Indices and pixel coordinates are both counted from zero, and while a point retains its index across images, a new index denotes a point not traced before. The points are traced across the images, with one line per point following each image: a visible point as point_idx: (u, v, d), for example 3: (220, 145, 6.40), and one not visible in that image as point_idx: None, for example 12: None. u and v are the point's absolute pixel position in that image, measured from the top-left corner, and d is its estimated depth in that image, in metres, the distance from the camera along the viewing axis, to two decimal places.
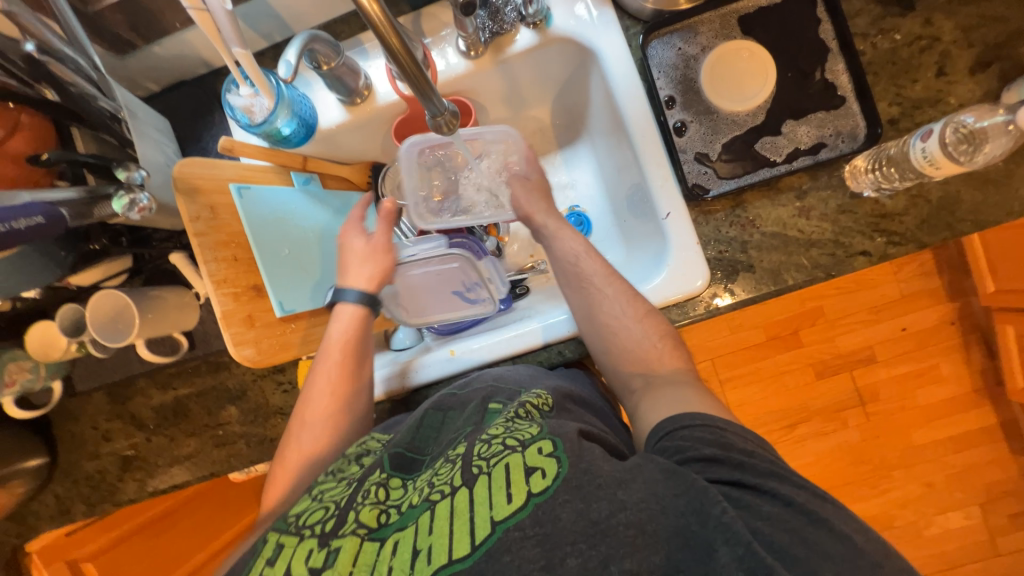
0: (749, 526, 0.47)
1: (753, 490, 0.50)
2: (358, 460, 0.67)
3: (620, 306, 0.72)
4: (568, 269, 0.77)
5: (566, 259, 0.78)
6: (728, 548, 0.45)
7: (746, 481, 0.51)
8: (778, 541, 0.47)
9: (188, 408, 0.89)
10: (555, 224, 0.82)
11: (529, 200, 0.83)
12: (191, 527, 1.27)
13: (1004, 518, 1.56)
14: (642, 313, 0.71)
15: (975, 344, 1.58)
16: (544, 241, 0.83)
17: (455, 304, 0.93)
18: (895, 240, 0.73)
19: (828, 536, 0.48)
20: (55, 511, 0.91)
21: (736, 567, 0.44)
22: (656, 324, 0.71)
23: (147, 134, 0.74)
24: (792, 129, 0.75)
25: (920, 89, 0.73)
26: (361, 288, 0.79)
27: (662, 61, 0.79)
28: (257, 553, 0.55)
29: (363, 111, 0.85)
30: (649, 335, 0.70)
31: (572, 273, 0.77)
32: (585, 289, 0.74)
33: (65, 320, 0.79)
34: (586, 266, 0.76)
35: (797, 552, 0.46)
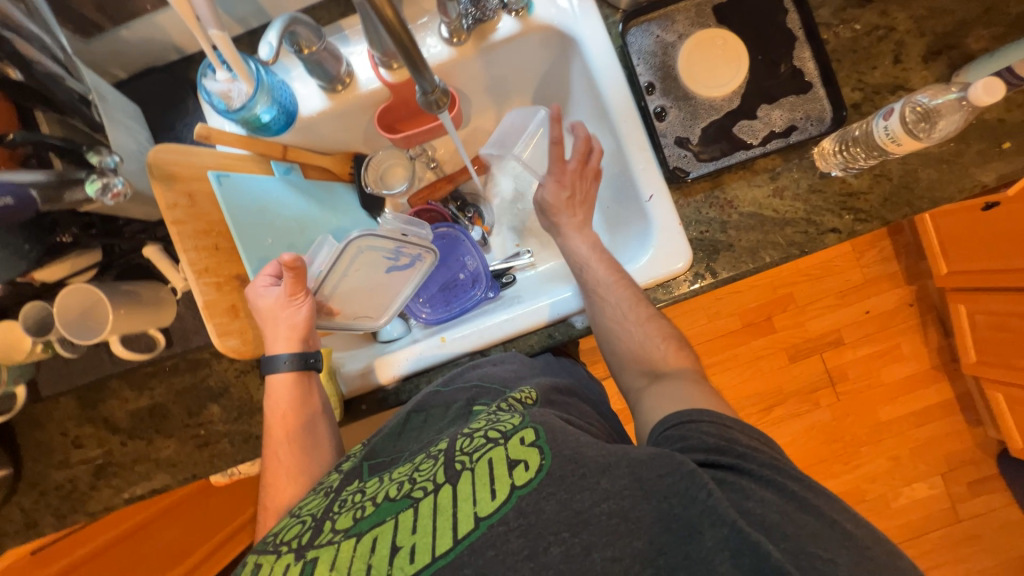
0: (738, 508, 0.48)
1: (751, 477, 0.50)
2: (338, 470, 0.67)
3: (623, 309, 0.74)
4: (576, 276, 0.81)
5: (574, 267, 0.82)
6: (713, 531, 0.45)
7: (743, 468, 0.51)
8: (769, 519, 0.47)
9: (167, 409, 0.85)
10: (567, 233, 0.85)
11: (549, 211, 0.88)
12: (173, 538, 1.22)
13: (964, 486, 1.66)
14: (646, 316, 0.73)
15: (931, 324, 1.68)
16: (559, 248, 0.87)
17: (401, 273, 0.88)
18: (862, 217, 0.77)
19: (815, 505, 0.48)
20: (21, 525, 0.86)
21: (724, 547, 0.44)
22: (658, 326, 0.73)
23: (117, 119, 0.72)
24: (767, 113, 0.79)
25: (879, 75, 0.78)
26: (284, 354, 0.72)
27: (641, 48, 0.82)
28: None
29: (345, 99, 0.84)
30: (651, 337, 0.72)
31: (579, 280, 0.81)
32: (590, 295, 0.78)
33: (29, 319, 0.75)
34: (591, 275, 0.79)
35: (787, 528, 0.46)
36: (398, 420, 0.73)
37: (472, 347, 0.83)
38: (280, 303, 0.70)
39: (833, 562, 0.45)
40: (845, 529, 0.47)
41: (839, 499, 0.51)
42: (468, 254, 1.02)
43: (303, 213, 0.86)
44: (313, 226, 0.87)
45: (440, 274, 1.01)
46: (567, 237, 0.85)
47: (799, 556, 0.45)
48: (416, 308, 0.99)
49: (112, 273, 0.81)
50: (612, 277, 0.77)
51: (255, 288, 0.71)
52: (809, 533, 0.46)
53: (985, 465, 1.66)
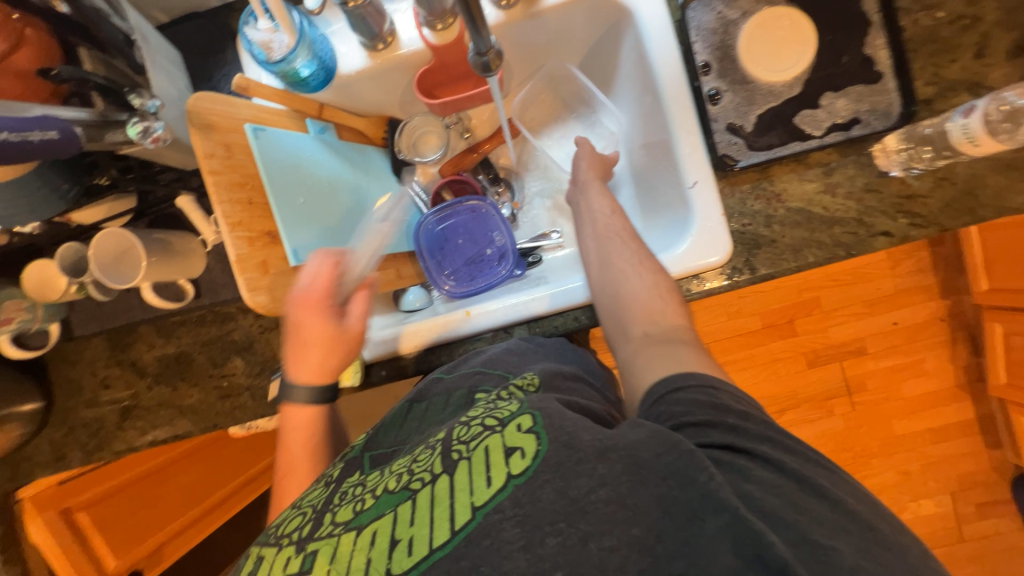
0: (738, 490, 0.45)
1: (747, 454, 0.48)
2: (340, 460, 0.67)
3: (636, 259, 0.73)
4: (594, 220, 0.80)
5: (594, 212, 0.81)
6: (714, 518, 0.42)
7: (736, 445, 0.48)
8: (768, 505, 0.44)
9: (192, 358, 0.87)
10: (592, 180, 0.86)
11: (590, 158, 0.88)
12: (188, 483, 1.27)
13: (973, 507, 1.63)
14: (658, 269, 0.71)
15: (962, 341, 1.62)
16: (577, 195, 0.86)
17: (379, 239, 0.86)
18: (918, 222, 0.73)
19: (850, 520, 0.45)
20: (50, 457, 0.89)
21: (726, 536, 0.41)
22: (665, 282, 0.70)
23: (159, 63, 0.72)
24: (830, 102, 0.74)
25: (957, 70, 0.72)
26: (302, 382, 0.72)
27: (700, 24, 0.77)
28: (243, 566, 0.55)
29: (387, 58, 0.81)
30: (658, 289, 0.69)
31: (596, 228, 0.79)
32: (604, 239, 0.77)
33: (65, 260, 0.77)
34: (611, 220, 0.79)
35: (785, 515, 0.43)
36: (401, 409, 0.74)
37: (495, 324, 0.82)
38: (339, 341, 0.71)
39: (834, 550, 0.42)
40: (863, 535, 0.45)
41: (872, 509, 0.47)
42: (497, 229, 1.00)
43: (334, 173, 0.84)
44: (342, 187, 0.86)
45: (466, 248, 1.00)
46: (589, 189, 0.84)
47: (800, 545, 0.42)
48: (435, 272, 0.97)
49: (146, 220, 0.81)
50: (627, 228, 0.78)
51: (320, 303, 0.70)
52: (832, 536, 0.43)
53: (997, 488, 1.62)
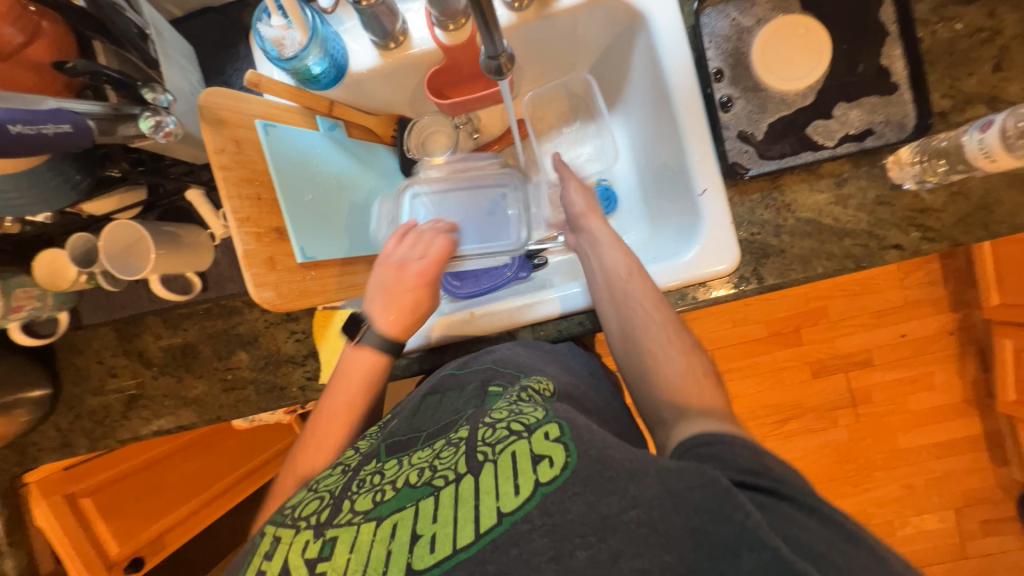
0: (783, 534, 0.45)
1: (791, 501, 0.48)
2: (355, 447, 0.67)
3: (667, 334, 0.68)
4: (612, 283, 0.74)
5: (611, 273, 0.75)
6: (752, 555, 0.42)
7: (764, 485, 0.49)
8: (817, 548, 0.44)
9: (198, 350, 0.88)
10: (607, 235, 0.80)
11: (585, 201, 0.85)
12: (192, 471, 1.29)
13: (977, 524, 1.61)
14: (688, 346, 0.68)
15: (970, 356, 1.60)
16: (590, 250, 0.80)
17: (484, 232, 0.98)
18: (930, 236, 0.72)
19: None
20: (57, 443, 0.90)
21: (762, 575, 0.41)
22: (699, 360, 0.67)
23: (172, 57, 0.72)
24: (843, 112, 0.73)
25: (975, 83, 0.71)
26: (382, 329, 0.75)
27: (714, 31, 0.76)
28: (256, 547, 0.54)
29: (398, 57, 0.81)
30: (692, 369, 0.65)
31: (614, 292, 0.74)
32: (626, 307, 0.72)
33: (77, 249, 0.78)
34: (633, 284, 0.73)
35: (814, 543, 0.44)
36: (415, 401, 0.72)
37: (501, 326, 0.82)
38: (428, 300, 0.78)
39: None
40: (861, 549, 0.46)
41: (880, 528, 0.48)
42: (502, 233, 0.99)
43: (342, 170, 0.85)
44: (350, 184, 0.86)
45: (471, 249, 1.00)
46: (601, 245, 0.78)
47: None
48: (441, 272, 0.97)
49: (156, 212, 0.83)
50: (653, 294, 0.72)
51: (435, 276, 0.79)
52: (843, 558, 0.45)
53: (1002, 505, 1.60)
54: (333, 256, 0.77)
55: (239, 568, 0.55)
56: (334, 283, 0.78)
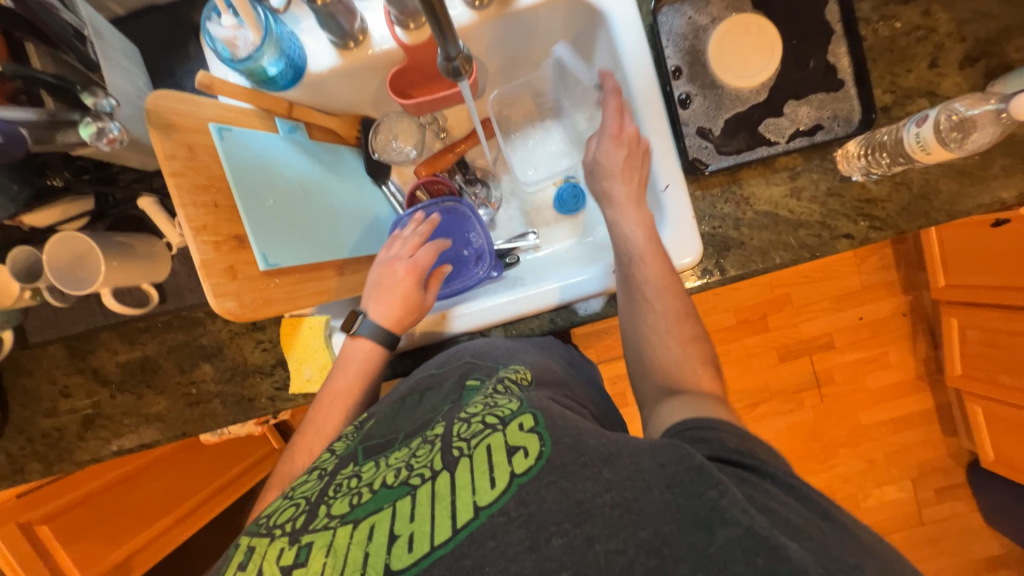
0: (761, 506, 0.45)
1: (759, 473, 0.48)
2: (330, 450, 0.66)
3: (667, 323, 0.70)
4: (625, 263, 0.74)
5: (624, 252, 0.74)
6: (725, 530, 0.42)
7: (745, 463, 0.49)
8: (793, 521, 0.44)
9: (158, 365, 0.84)
10: (627, 203, 0.75)
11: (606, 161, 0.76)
12: (161, 489, 1.24)
13: (931, 491, 1.72)
14: (689, 335, 0.69)
15: (922, 335, 1.70)
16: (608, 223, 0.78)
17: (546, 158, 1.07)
18: (877, 225, 0.76)
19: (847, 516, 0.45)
20: (7, 470, 0.85)
21: (736, 548, 0.41)
22: (698, 349, 0.69)
23: (114, 60, 0.69)
24: (793, 110, 0.76)
25: (914, 78, 0.75)
26: (376, 320, 0.78)
27: (671, 29, 0.78)
28: (229, 558, 0.53)
29: (357, 57, 0.80)
30: (689, 359, 0.67)
31: (624, 273, 0.74)
32: (634, 291, 0.72)
33: (18, 264, 0.72)
34: (643, 266, 0.72)
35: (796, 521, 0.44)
36: (394, 402, 0.70)
37: (473, 326, 0.82)
38: (416, 289, 0.79)
39: (860, 569, 0.42)
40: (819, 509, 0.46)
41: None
42: (473, 231, 0.99)
43: (304, 173, 0.82)
44: (314, 188, 0.84)
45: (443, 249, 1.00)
46: (617, 220, 0.75)
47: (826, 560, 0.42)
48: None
49: (106, 222, 0.78)
50: (663, 280, 0.71)
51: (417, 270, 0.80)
52: (809, 524, 0.44)
53: (953, 472, 1.72)
54: (300, 262, 0.75)
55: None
56: (300, 289, 0.76)
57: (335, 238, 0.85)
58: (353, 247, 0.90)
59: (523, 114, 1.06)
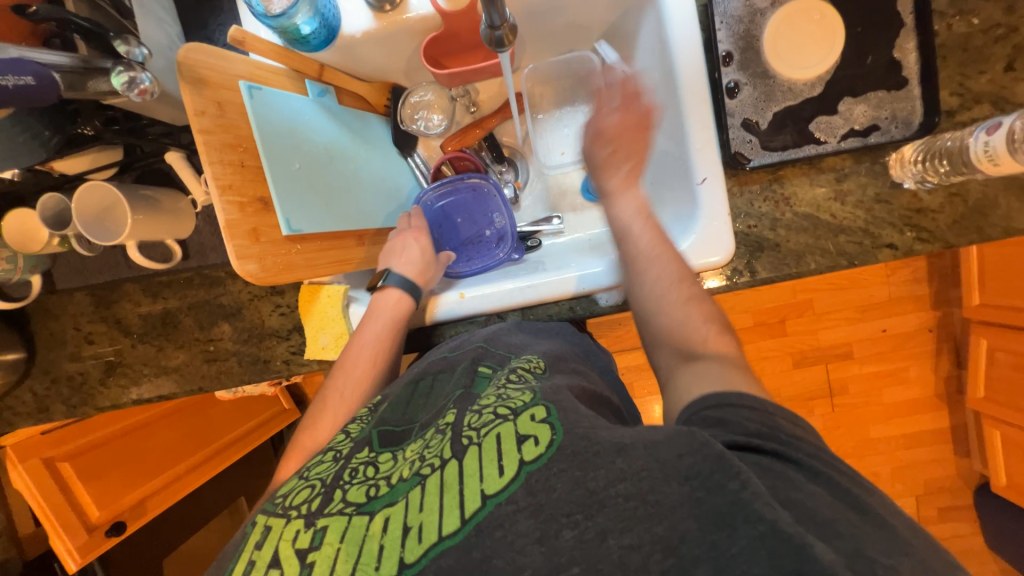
0: (784, 497, 0.43)
1: (779, 458, 0.47)
2: (345, 432, 0.66)
3: (664, 285, 0.67)
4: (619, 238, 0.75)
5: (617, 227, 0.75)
6: (747, 526, 0.39)
7: (766, 446, 0.47)
8: (821, 514, 0.42)
9: (179, 320, 0.86)
10: (618, 183, 0.77)
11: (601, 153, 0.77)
12: (174, 440, 1.28)
13: (935, 510, 1.69)
14: (690, 294, 0.66)
15: (946, 353, 1.64)
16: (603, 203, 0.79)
17: (573, 141, 1.03)
18: (924, 237, 0.72)
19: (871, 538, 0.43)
20: (33, 408, 0.88)
21: (758, 548, 0.39)
22: (702, 308, 0.65)
23: (149, 8, 0.67)
24: (849, 108, 0.71)
25: (986, 81, 0.70)
26: (401, 272, 0.80)
27: (727, 10, 0.73)
28: (247, 537, 0.54)
29: (393, 21, 0.77)
30: (692, 318, 0.64)
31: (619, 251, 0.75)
32: (630, 263, 0.72)
33: (47, 211, 0.73)
34: (634, 238, 0.72)
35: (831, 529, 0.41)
36: (405, 388, 0.70)
37: (490, 309, 0.81)
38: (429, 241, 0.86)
39: (893, 569, 0.39)
40: (848, 499, 0.44)
41: (887, 507, 0.46)
42: (497, 211, 0.97)
43: (331, 139, 0.81)
44: (340, 155, 0.82)
45: (465, 228, 0.99)
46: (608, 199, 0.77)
47: (857, 559, 0.39)
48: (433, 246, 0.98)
49: (133, 174, 0.78)
50: (655, 247, 0.70)
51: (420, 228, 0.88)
52: (838, 517, 0.42)
53: (960, 493, 1.68)
54: (322, 230, 0.74)
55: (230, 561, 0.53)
56: (320, 257, 0.75)
57: (358, 209, 0.84)
58: (375, 219, 0.89)
59: (551, 96, 1.02)
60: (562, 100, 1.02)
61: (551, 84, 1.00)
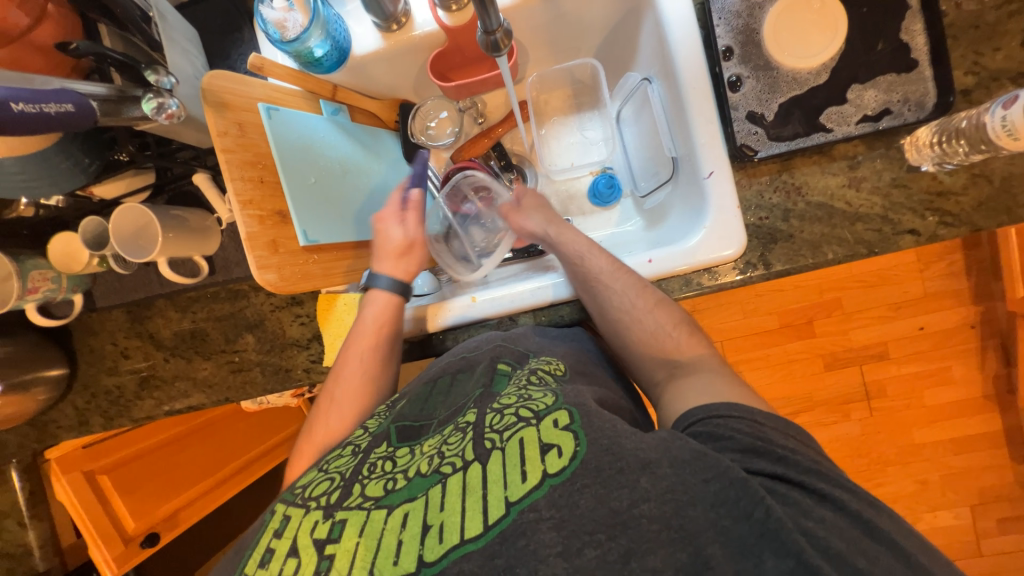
0: (800, 527, 0.42)
1: (802, 488, 0.45)
2: (363, 427, 0.67)
3: (630, 298, 0.71)
4: (572, 271, 0.77)
5: (569, 261, 0.79)
6: (776, 560, 0.40)
7: (791, 477, 0.46)
8: (836, 546, 0.41)
9: (206, 333, 0.90)
10: (557, 229, 0.84)
11: (534, 218, 0.88)
12: (199, 456, 1.32)
13: (993, 522, 1.57)
14: (654, 302, 0.70)
15: (992, 349, 1.54)
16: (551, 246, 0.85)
17: (578, 147, 1.05)
18: (948, 220, 0.69)
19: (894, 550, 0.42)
20: (75, 421, 0.93)
21: None
22: (669, 312, 0.70)
23: (176, 41, 0.74)
24: (859, 94, 0.70)
25: (1001, 58, 0.68)
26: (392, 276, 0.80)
27: (724, 7, 0.74)
28: (265, 525, 0.54)
29: (400, 40, 0.80)
30: (664, 325, 0.69)
31: (579, 278, 0.76)
32: (592, 288, 0.74)
33: (89, 232, 0.78)
34: (589, 267, 0.76)
35: (853, 556, 0.41)
36: (423, 386, 0.70)
37: (503, 311, 0.81)
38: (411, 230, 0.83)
39: None
40: (863, 524, 0.44)
41: (906, 529, 0.45)
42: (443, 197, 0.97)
43: (344, 155, 0.84)
44: (353, 170, 0.86)
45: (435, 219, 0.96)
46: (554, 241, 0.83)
47: None
48: None
49: (164, 197, 0.84)
50: (609, 265, 0.75)
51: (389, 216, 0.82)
52: (854, 550, 0.42)
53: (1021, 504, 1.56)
54: (335, 239, 0.77)
55: (248, 543, 0.55)
56: (336, 267, 0.79)
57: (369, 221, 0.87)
58: None
59: (555, 104, 1.05)
60: (567, 108, 1.05)
61: (556, 93, 1.03)
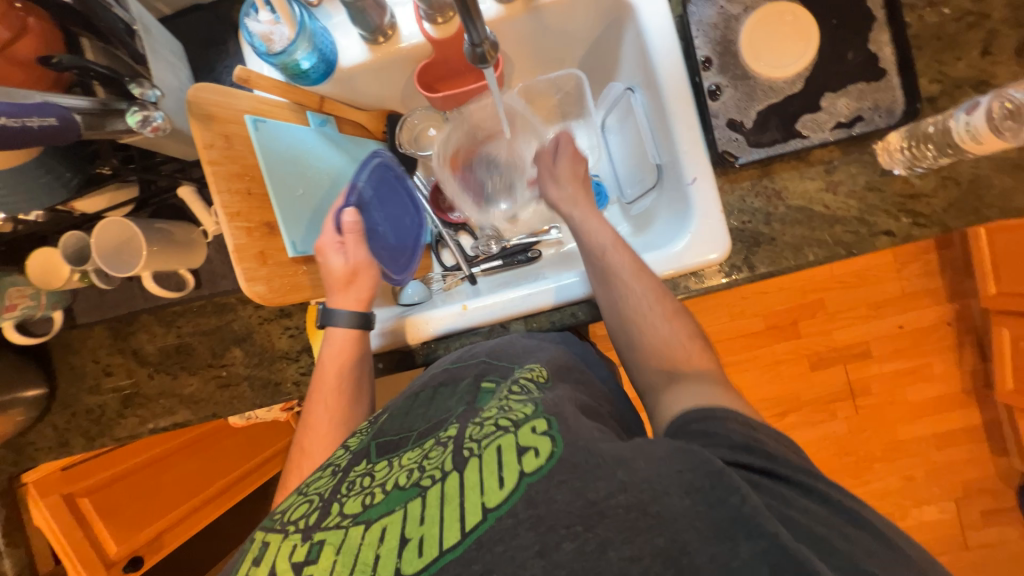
0: (781, 516, 0.44)
1: (786, 482, 0.47)
2: (344, 446, 0.64)
3: (648, 302, 0.69)
4: (593, 261, 0.76)
5: (590, 251, 0.76)
6: (749, 543, 0.41)
7: (779, 473, 0.47)
8: (815, 530, 0.43)
9: (192, 348, 0.88)
10: (581, 214, 0.81)
11: (558, 195, 0.84)
12: (178, 479, 1.27)
13: (977, 514, 1.61)
14: (671, 312, 0.69)
15: (968, 345, 1.59)
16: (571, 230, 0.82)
17: None
18: (921, 222, 0.72)
19: (874, 538, 0.44)
20: (54, 442, 0.90)
21: (760, 562, 0.40)
22: (683, 324, 0.69)
23: (160, 54, 0.73)
24: (832, 102, 0.73)
25: (964, 67, 0.71)
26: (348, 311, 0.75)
27: (702, 19, 0.76)
28: (244, 553, 0.52)
29: (387, 52, 0.81)
30: (677, 335, 0.68)
31: (599, 267, 0.75)
32: (611, 283, 0.73)
33: (69, 248, 0.77)
34: (611, 260, 0.74)
35: (832, 544, 0.42)
36: (406, 398, 0.69)
37: (494, 319, 0.82)
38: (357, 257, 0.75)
39: None
40: (846, 512, 0.45)
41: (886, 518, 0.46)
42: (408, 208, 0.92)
43: (332, 166, 0.85)
44: (341, 181, 0.86)
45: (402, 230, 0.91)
46: (579, 226, 0.80)
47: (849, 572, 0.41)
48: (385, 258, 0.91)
49: (148, 210, 0.83)
50: (632, 262, 0.73)
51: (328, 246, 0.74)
52: (833, 533, 0.43)
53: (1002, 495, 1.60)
54: None
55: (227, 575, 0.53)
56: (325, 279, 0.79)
57: None
58: None
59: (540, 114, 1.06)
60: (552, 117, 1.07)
61: (540, 103, 1.05)
